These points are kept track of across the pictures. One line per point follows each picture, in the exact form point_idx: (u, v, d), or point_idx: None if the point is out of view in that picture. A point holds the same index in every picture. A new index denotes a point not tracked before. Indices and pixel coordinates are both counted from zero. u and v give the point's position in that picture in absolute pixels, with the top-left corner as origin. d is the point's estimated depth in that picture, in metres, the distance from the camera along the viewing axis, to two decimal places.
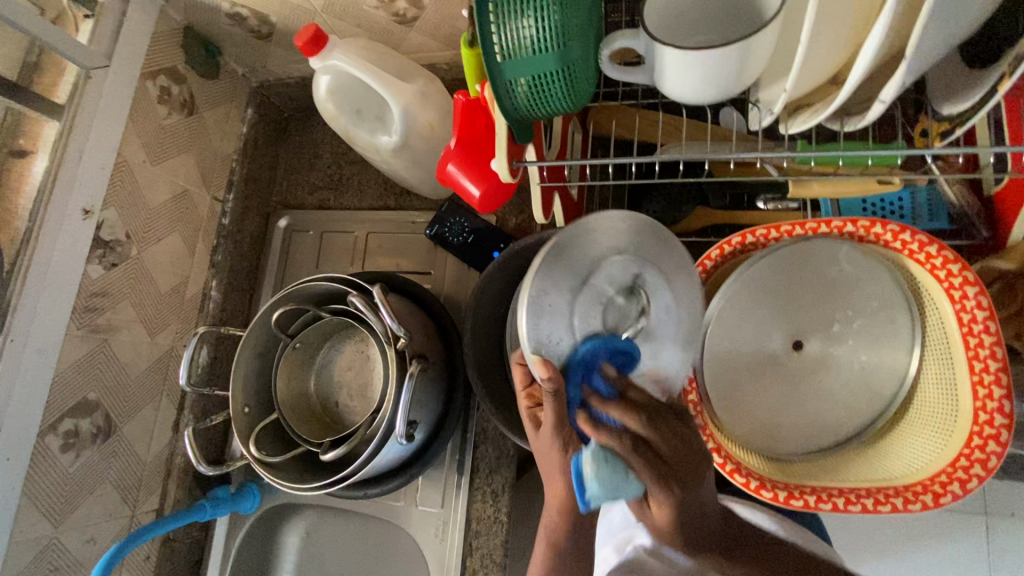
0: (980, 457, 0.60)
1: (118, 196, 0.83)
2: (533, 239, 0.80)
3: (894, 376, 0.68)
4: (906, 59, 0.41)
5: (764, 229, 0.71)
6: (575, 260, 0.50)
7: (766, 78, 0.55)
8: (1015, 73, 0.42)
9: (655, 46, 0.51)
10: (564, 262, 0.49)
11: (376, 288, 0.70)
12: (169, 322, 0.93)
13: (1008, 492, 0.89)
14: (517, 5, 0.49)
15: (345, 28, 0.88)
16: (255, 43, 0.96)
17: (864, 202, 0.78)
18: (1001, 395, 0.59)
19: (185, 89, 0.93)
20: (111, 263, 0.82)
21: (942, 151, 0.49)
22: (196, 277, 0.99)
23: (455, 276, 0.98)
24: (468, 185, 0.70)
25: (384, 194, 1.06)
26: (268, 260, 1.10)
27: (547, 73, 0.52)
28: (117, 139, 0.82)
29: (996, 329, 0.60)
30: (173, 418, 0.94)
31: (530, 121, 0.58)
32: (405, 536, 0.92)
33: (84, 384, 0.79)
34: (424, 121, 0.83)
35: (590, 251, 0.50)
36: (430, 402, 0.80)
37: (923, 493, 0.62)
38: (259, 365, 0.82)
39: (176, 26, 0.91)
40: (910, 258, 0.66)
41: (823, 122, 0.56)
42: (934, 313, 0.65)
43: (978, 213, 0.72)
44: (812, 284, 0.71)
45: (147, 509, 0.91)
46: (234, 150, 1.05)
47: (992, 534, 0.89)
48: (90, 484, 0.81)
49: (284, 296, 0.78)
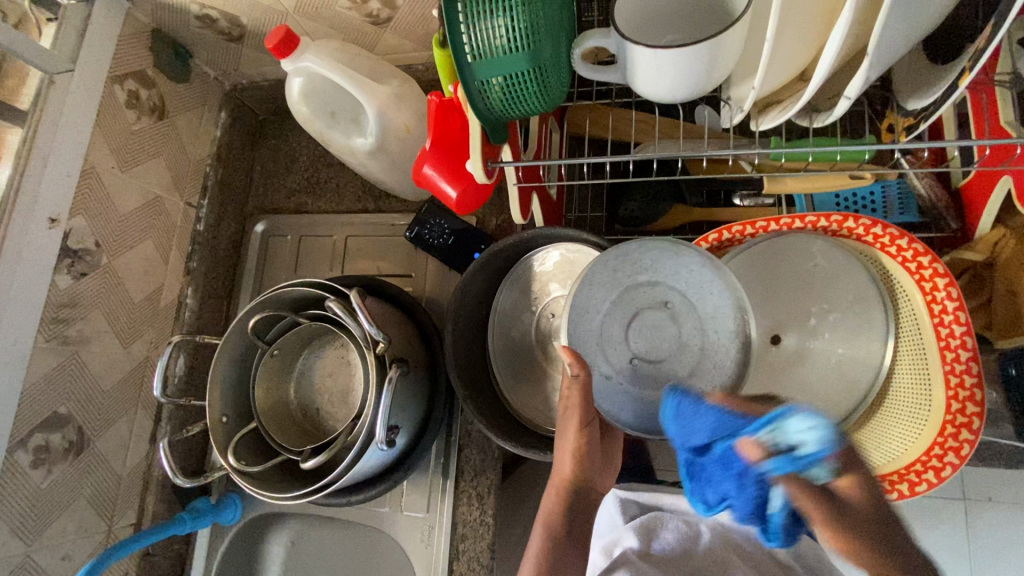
0: (954, 445, 0.62)
1: (86, 204, 0.80)
2: (514, 240, 0.80)
3: (869, 368, 0.68)
4: (869, 53, 0.41)
5: (739, 225, 0.70)
6: (599, 295, 0.64)
7: (736, 75, 0.55)
8: (975, 68, 0.43)
9: (625, 45, 0.51)
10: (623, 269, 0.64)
11: (354, 291, 0.69)
12: (143, 332, 0.91)
13: (984, 478, 0.91)
14: (487, 6, 0.49)
15: (318, 29, 0.87)
16: (227, 45, 0.95)
17: (837, 197, 0.78)
18: (973, 383, 0.61)
19: (154, 93, 0.91)
20: (81, 272, 0.80)
21: (912, 145, 0.49)
22: (171, 284, 0.96)
23: (436, 278, 0.98)
24: (445, 186, 0.69)
25: (362, 197, 1.05)
26: (245, 265, 1.08)
27: (518, 73, 0.52)
28: (84, 145, 0.80)
29: (966, 318, 0.62)
30: (149, 429, 0.92)
31: (503, 122, 0.58)
32: (391, 542, 0.91)
33: (55, 397, 0.77)
34: (399, 122, 0.82)
35: (615, 277, 0.64)
36: (411, 406, 0.79)
37: (899, 482, 0.65)
38: (237, 373, 0.81)
39: (143, 29, 0.89)
40: (882, 251, 0.68)
41: (792, 118, 0.56)
42: (907, 305, 0.66)
43: (947, 205, 0.73)
44: (790, 279, 0.71)
45: (125, 524, 0.89)
46: (208, 155, 1.03)
47: (971, 518, 0.91)
48: (63, 499, 0.78)
49: (261, 302, 0.77)
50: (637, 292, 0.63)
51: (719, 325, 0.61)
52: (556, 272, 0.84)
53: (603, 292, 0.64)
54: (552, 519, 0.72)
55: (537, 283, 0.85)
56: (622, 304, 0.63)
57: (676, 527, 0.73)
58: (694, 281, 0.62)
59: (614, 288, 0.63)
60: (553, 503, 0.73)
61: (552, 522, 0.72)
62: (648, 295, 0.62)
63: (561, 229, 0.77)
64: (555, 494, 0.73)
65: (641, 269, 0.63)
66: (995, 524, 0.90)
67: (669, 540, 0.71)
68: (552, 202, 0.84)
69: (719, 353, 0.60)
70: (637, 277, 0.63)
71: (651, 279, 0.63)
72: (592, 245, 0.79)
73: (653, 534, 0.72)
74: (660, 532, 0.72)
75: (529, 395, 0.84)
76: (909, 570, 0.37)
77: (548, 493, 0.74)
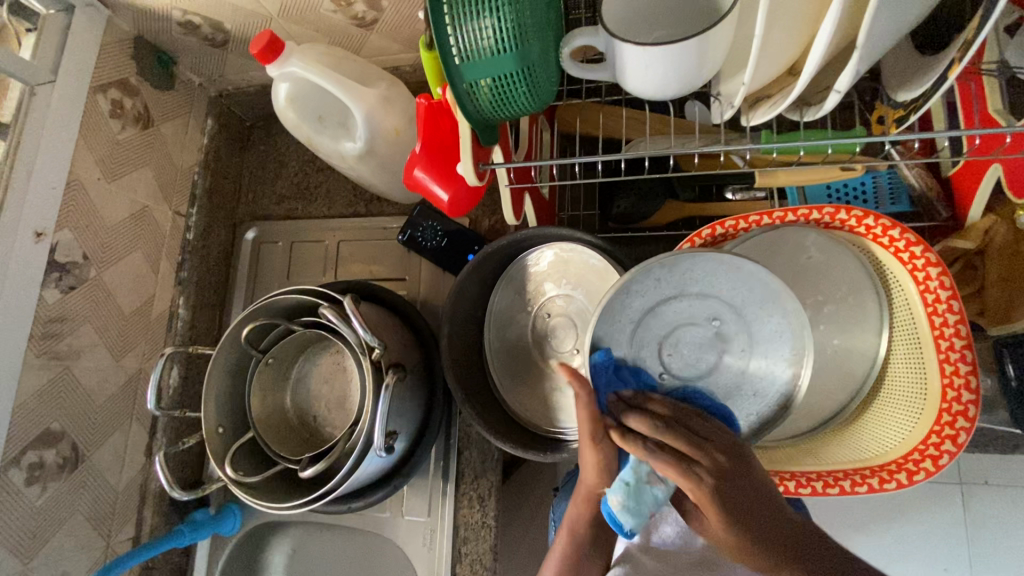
0: (950, 433, 0.62)
1: (71, 217, 0.79)
2: (504, 242, 0.79)
3: (865, 359, 0.69)
4: (859, 46, 0.41)
5: (733, 220, 0.69)
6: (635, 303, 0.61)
7: (726, 70, 0.55)
8: (965, 58, 0.43)
9: (614, 42, 0.51)
10: (667, 274, 0.60)
11: (347, 297, 0.69)
12: (136, 344, 0.90)
13: (979, 461, 0.92)
14: (473, 7, 0.49)
15: (303, 32, 0.86)
16: (211, 51, 0.94)
17: (828, 188, 0.79)
18: (967, 371, 0.61)
19: (139, 101, 0.90)
20: (69, 286, 0.79)
21: (901, 137, 0.49)
22: (162, 294, 0.95)
23: (431, 280, 0.97)
24: (437, 190, 0.69)
25: (354, 201, 1.04)
26: (237, 273, 1.07)
27: (507, 74, 0.52)
28: (68, 157, 0.79)
29: (959, 307, 0.62)
30: (145, 442, 0.91)
31: (493, 123, 0.57)
32: (393, 547, 0.90)
33: (47, 413, 0.76)
34: (388, 124, 0.81)
35: (659, 284, 0.60)
36: (409, 410, 0.78)
37: (897, 472, 0.64)
38: (232, 384, 0.80)
39: (125, 36, 0.88)
40: (874, 241, 0.68)
41: (783, 113, 0.56)
42: (900, 294, 0.67)
43: (937, 195, 0.73)
44: (783, 271, 0.71)
45: (123, 538, 0.88)
46: (196, 163, 1.02)
47: (967, 501, 0.92)
48: (59, 516, 0.78)
49: (254, 311, 0.76)
50: (690, 303, 0.61)
51: (775, 349, 0.61)
52: (550, 272, 0.84)
53: (655, 292, 0.60)
54: (576, 531, 0.64)
55: (532, 283, 0.85)
56: (663, 315, 0.62)
57: (677, 518, 0.70)
58: (757, 303, 0.60)
59: (668, 292, 0.61)
60: (580, 510, 0.64)
61: (576, 530, 0.64)
62: (700, 309, 0.61)
63: (552, 228, 0.77)
64: (582, 503, 0.64)
65: (685, 284, 0.61)
66: (992, 506, 0.91)
67: (669, 535, 0.70)
68: (545, 201, 0.84)
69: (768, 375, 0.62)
70: (684, 287, 0.61)
71: (701, 293, 0.61)
72: (586, 244, 0.78)
73: (653, 529, 0.71)
74: (659, 526, 0.71)
75: (528, 396, 0.84)
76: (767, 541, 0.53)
77: (574, 503, 0.65)
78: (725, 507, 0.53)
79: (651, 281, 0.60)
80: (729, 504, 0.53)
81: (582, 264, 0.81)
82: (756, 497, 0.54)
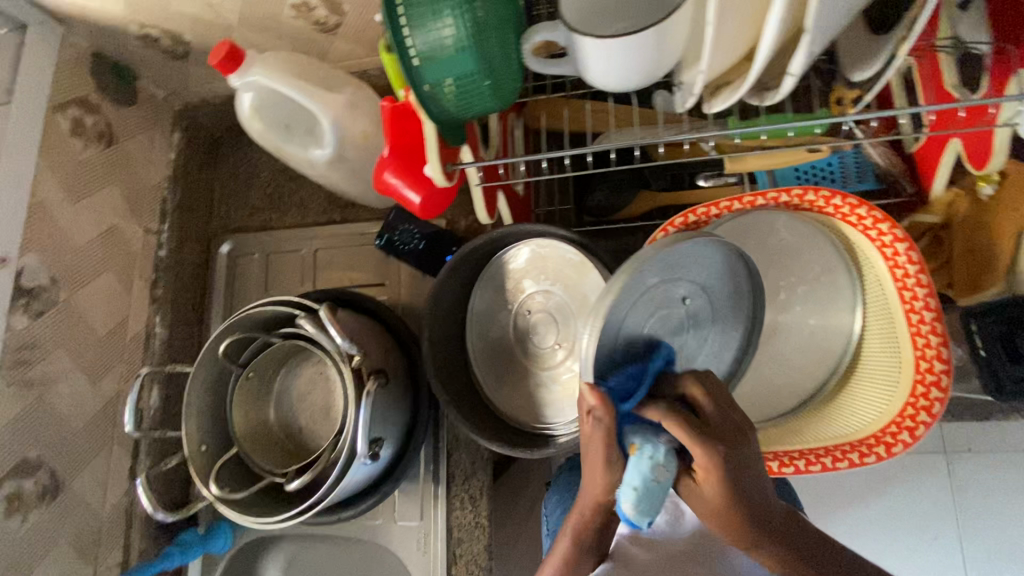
0: (925, 405, 0.63)
1: (36, 240, 0.77)
2: (481, 240, 0.79)
3: (841, 336, 0.70)
4: (809, 31, 0.42)
5: (704, 207, 0.69)
6: (625, 310, 0.49)
7: (685, 60, 0.55)
8: (912, 36, 0.44)
9: (574, 36, 0.51)
10: (667, 262, 0.50)
11: (323, 306, 0.68)
12: (113, 366, 0.89)
13: (960, 429, 0.94)
14: (429, 8, 0.49)
15: (265, 40, 0.85)
16: (173, 64, 0.92)
17: (796, 170, 0.79)
18: (939, 343, 0.62)
19: (101, 118, 0.88)
20: (39, 311, 0.77)
21: (859, 117, 0.50)
22: (137, 313, 0.94)
23: (411, 284, 0.97)
24: (408, 193, 0.68)
25: (328, 208, 1.03)
26: (214, 287, 1.06)
27: (468, 74, 0.52)
28: (29, 180, 0.77)
29: (927, 280, 0.63)
30: (128, 465, 0.90)
31: (458, 124, 0.57)
32: (387, 553, 0.90)
33: (24, 442, 0.74)
34: (356, 130, 0.80)
35: (661, 270, 0.50)
36: (393, 417, 0.77)
37: (876, 446, 0.65)
38: (212, 401, 0.79)
39: (83, 53, 0.86)
40: (843, 221, 0.68)
41: (744, 99, 0.56)
42: (870, 271, 0.68)
43: (903, 172, 0.75)
44: (755, 254, 0.71)
45: (111, 564, 0.86)
46: (164, 178, 1.00)
47: (952, 469, 0.94)
48: (42, 546, 0.76)
49: (230, 325, 0.75)
50: (669, 289, 0.52)
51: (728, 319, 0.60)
52: (528, 269, 0.84)
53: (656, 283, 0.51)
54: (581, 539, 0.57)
55: (510, 280, 0.85)
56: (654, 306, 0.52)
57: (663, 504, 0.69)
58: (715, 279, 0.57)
59: (665, 279, 0.51)
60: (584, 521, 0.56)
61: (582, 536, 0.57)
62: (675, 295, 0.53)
63: (529, 225, 0.77)
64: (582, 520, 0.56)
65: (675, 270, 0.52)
66: (976, 472, 0.93)
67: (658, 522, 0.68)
68: (521, 198, 0.85)
69: (714, 353, 0.61)
70: (668, 275, 0.51)
71: (680, 277, 0.53)
72: (563, 239, 0.79)
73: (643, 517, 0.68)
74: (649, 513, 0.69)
75: (511, 394, 0.83)
76: (756, 519, 0.48)
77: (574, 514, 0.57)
78: (728, 483, 0.46)
79: (659, 269, 0.50)
80: (727, 479, 0.46)
81: (559, 259, 0.81)
82: (747, 475, 0.48)
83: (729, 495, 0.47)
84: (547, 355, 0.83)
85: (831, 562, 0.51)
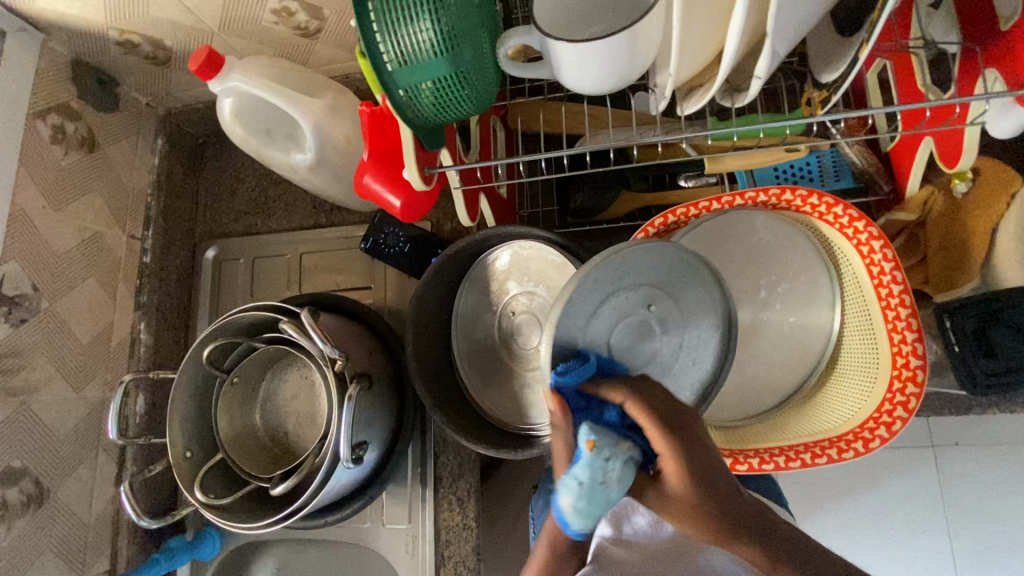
0: (902, 400, 0.64)
1: (16, 248, 0.77)
2: (466, 243, 0.79)
3: (821, 333, 0.71)
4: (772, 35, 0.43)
5: (683, 207, 0.71)
6: (581, 318, 0.53)
7: (658, 62, 0.55)
8: (873, 39, 0.44)
9: (547, 41, 0.51)
10: (616, 269, 0.53)
11: (305, 311, 0.68)
12: (97, 373, 0.88)
13: (948, 422, 0.95)
14: (400, 13, 0.49)
15: (246, 45, 0.85)
16: (154, 70, 0.92)
17: (775, 170, 0.80)
18: (914, 338, 0.63)
19: (81, 125, 0.88)
20: (19, 320, 0.77)
21: (830, 117, 0.50)
22: (121, 320, 0.93)
23: (397, 287, 0.97)
24: (388, 196, 0.68)
25: (314, 212, 1.03)
26: (200, 292, 1.06)
27: (441, 78, 0.52)
28: (9, 188, 0.77)
29: (903, 277, 0.64)
30: (114, 472, 0.90)
31: (433, 128, 0.57)
32: (376, 556, 0.90)
33: (7, 451, 0.74)
34: (337, 134, 0.80)
35: (611, 275, 0.53)
36: (377, 420, 0.78)
37: (854, 441, 0.65)
38: (197, 407, 0.79)
39: (63, 60, 0.85)
40: (819, 219, 0.70)
41: (717, 100, 0.57)
42: (848, 269, 0.69)
43: (880, 171, 0.75)
44: (735, 253, 0.72)
45: (99, 571, 0.86)
46: (148, 184, 1.00)
47: (940, 463, 0.95)
48: (27, 554, 0.76)
49: (212, 331, 0.75)
50: (624, 297, 0.55)
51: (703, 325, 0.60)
52: (512, 271, 0.84)
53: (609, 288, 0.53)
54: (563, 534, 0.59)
55: (495, 282, 0.85)
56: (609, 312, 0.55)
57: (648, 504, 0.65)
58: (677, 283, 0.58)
59: (619, 285, 0.54)
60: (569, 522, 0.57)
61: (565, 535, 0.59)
62: (633, 300, 0.56)
63: (512, 227, 0.77)
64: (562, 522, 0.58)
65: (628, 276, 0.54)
66: (964, 465, 0.94)
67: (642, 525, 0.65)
68: (504, 200, 0.85)
69: (695, 360, 0.61)
70: (621, 282, 0.54)
71: (635, 283, 0.55)
72: (548, 243, 0.79)
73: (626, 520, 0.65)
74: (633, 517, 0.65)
75: (496, 394, 0.84)
76: (722, 506, 0.49)
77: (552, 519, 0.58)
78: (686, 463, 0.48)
79: (609, 273, 0.53)
80: (685, 461, 0.48)
81: (542, 261, 0.82)
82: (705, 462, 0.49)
83: (691, 478, 0.48)
84: (531, 356, 0.84)
85: (813, 552, 0.50)
